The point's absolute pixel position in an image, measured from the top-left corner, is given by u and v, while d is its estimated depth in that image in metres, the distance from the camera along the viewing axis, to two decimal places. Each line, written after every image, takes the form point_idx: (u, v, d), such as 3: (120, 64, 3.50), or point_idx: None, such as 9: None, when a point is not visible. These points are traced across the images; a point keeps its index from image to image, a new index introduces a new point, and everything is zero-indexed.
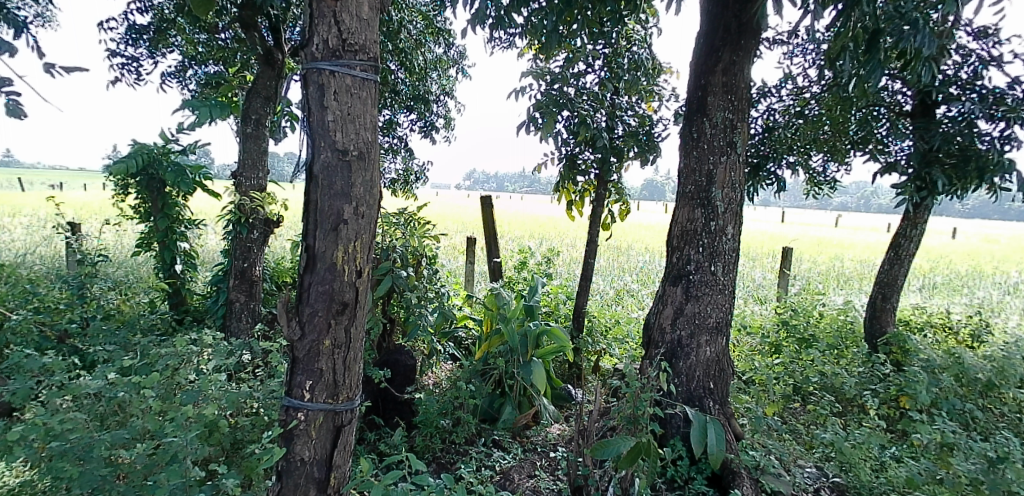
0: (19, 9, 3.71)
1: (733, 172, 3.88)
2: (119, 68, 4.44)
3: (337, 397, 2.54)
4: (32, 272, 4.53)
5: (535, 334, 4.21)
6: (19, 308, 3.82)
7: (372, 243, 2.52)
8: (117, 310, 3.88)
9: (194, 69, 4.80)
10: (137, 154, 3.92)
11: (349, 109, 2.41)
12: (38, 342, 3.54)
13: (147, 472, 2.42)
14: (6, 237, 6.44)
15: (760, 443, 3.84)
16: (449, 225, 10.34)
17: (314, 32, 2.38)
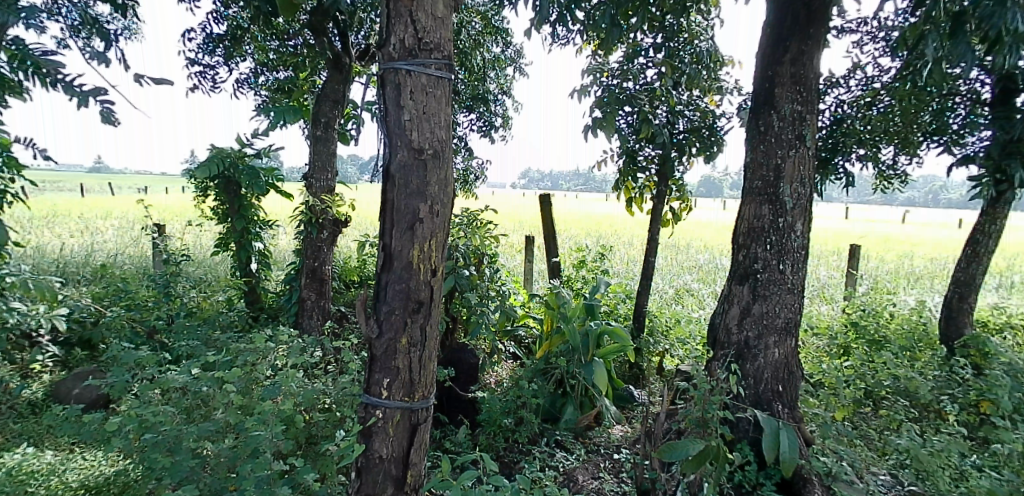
0: (107, 22, 3.91)
1: (803, 166, 3.72)
2: (198, 77, 4.57)
3: (413, 396, 2.57)
4: (122, 271, 4.77)
5: (596, 333, 4.20)
6: (110, 306, 4.03)
7: (446, 241, 2.55)
8: (197, 308, 4.00)
9: (267, 76, 4.86)
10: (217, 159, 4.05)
11: (424, 108, 2.46)
12: (130, 337, 3.73)
13: (231, 464, 2.51)
14: (98, 238, 6.81)
15: (830, 450, 3.63)
16: (506, 224, 10.35)
17: (391, 32, 2.44)
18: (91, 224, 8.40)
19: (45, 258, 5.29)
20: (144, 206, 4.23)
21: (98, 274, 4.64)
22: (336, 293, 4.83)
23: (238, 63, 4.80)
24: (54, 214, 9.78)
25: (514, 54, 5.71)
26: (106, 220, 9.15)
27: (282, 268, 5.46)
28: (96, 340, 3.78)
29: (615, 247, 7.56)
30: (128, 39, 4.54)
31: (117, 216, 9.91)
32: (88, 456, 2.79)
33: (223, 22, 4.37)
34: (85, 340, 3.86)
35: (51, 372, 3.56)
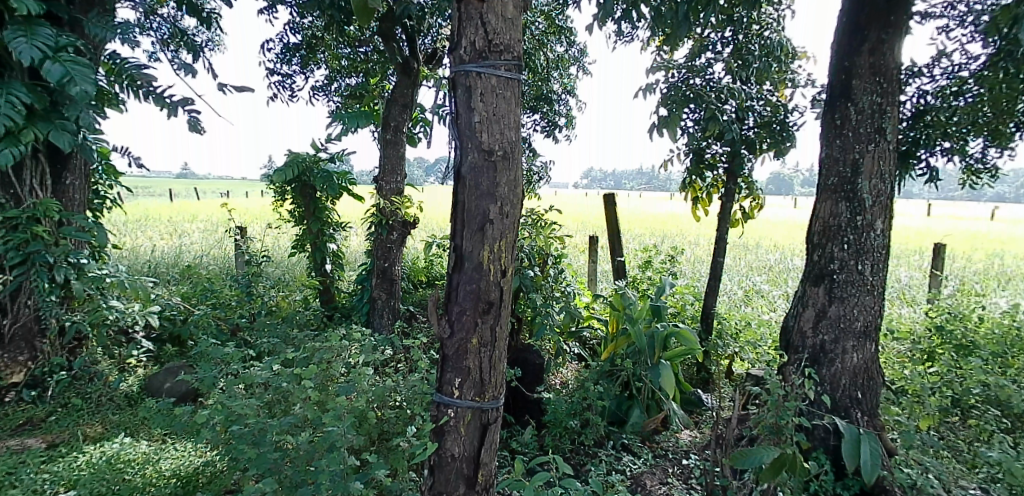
0: (193, 35, 4.15)
1: (883, 161, 3.51)
2: (276, 86, 4.75)
3: (484, 396, 2.58)
4: (209, 271, 5.05)
5: (663, 335, 4.08)
6: (198, 304, 4.26)
7: (516, 242, 2.55)
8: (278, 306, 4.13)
9: (339, 82, 4.92)
10: (294, 165, 4.20)
11: (494, 109, 2.47)
12: (217, 333, 3.94)
13: (309, 458, 2.59)
14: (187, 240, 7.24)
15: (916, 460, 3.35)
16: (569, 224, 10.31)
17: (462, 35, 2.46)
18: (180, 227, 8.96)
19: (140, 259, 5.67)
20: (227, 209, 4.44)
21: (187, 274, 4.92)
22: (404, 293, 4.93)
23: (313, 71, 4.94)
24: (149, 218, 10.50)
25: (578, 52, 5.65)
26: (193, 223, 9.73)
27: (354, 268, 5.62)
28: (187, 336, 4.00)
29: (682, 247, 7.39)
30: (214, 51, 4.78)
31: (203, 219, 10.53)
32: (180, 446, 2.95)
33: (298, 32, 4.52)
34: (175, 336, 4.09)
35: (145, 366, 3.80)
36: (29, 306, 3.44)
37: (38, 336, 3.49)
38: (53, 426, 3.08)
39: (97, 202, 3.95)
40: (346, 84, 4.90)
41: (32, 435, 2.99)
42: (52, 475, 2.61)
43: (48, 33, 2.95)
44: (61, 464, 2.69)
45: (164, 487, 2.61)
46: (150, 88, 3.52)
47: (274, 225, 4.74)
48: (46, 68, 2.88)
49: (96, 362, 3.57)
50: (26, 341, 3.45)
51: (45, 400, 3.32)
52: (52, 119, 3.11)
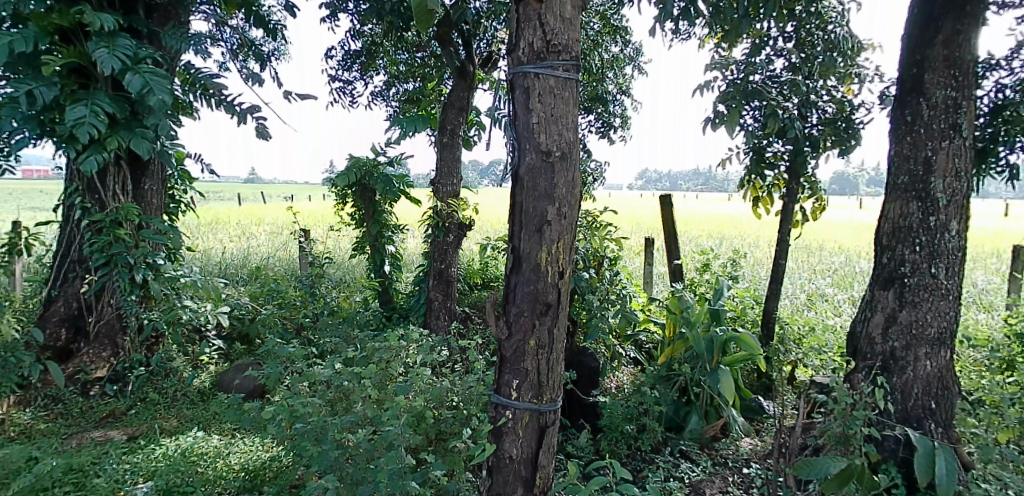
0: (261, 45, 4.33)
1: (958, 158, 3.29)
2: (338, 92, 4.89)
3: (542, 398, 2.57)
4: (275, 272, 5.25)
5: (722, 340, 3.96)
6: (265, 304, 4.43)
7: (574, 243, 2.54)
8: (339, 307, 4.23)
9: (397, 87, 5.02)
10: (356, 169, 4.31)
11: (552, 110, 2.47)
12: (282, 332, 4.09)
13: (369, 456, 2.63)
14: (254, 241, 7.55)
15: (996, 474, 3.06)
16: (624, 226, 10.20)
17: (521, 36, 2.47)
18: (248, 229, 9.36)
19: (211, 260, 5.94)
20: (291, 212, 4.60)
21: (254, 275, 5.12)
22: (460, 294, 4.98)
23: (373, 76, 5.06)
24: (220, 221, 11.02)
25: (634, 52, 5.58)
26: (260, 225, 10.15)
27: (411, 270, 5.72)
28: (254, 335, 4.17)
29: (741, 248, 7.18)
30: (279, 60, 4.97)
31: (268, 221, 10.96)
32: (248, 441, 3.06)
33: (358, 39, 4.63)
34: (243, 335, 4.25)
35: (216, 363, 3.96)
36: (112, 306, 3.64)
37: (119, 333, 3.68)
38: (134, 419, 3.26)
39: (172, 206, 4.15)
40: (404, 89, 4.98)
41: (114, 427, 3.17)
42: (132, 466, 2.72)
43: (128, 45, 3.10)
44: (140, 455, 2.82)
45: (234, 480, 2.72)
46: (221, 97, 3.70)
47: (335, 227, 4.88)
48: (127, 79, 3.04)
49: (172, 358, 3.73)
50: (109, 338, 3.65)
51: (125, 394, 3.52)
52: (133, 127, 3.29)
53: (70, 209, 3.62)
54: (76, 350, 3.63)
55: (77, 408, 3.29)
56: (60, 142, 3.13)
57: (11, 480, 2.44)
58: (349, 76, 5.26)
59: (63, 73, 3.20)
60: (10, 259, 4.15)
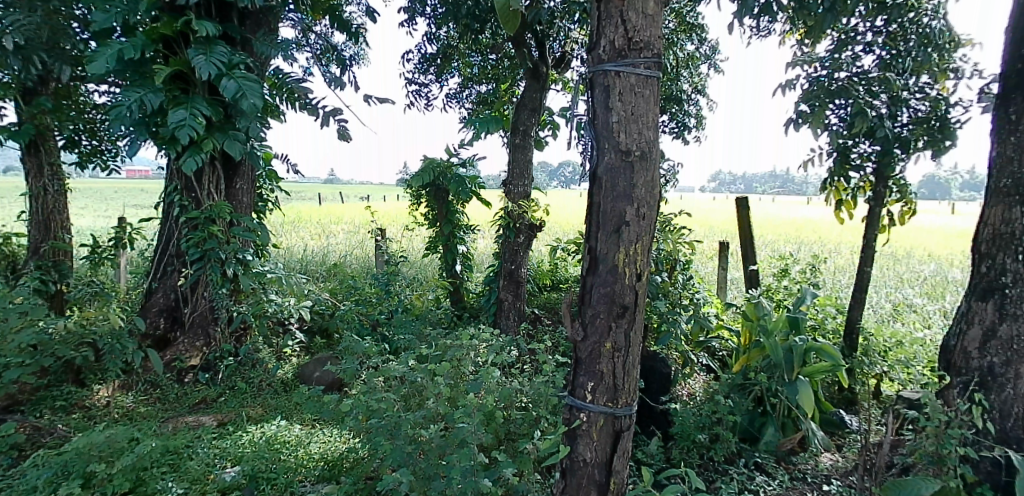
0: (342, 49, 4.48)
1: None
2: (413, 94, 4.99)
3: (617, 402, 2.53)
4: (352, 269, 5.42)
5: (802, 350, 3.78)
6: (343, 300, 4.57)
7: (652, 244, 2.48)
8: (412, 304, 4.32)
9: (470, 90, 5.10)
10: (429, 169, 4.38)
11: (632, 108, 2.43)
12: (359, 328, 4.22)
13: (441, 452, 2.66)
14: (334, 239, 7.85)
15: None
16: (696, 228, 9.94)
17: (602, 34, 2.45)
18: (328, 227, 9.78)
19: (293, 257, 6.23)
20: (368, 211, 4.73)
21: (333, 272, 5.31)
22: (529, 295, 4.98)
23: (448, 79, 5.09)
24: (303, 218, 11.58)
25: (710, 50, 5.42)
26: (339, 223, 10.58)
27: (483, 270, 5.77)
28: (333, 330, 4.31)
29: (823, 254, 6.84)
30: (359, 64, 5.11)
31: (347, 218, 11.41)
32: (327, 431, 3.16)
33: (434, 42, 4.72)
34: (323, 329, 4.41)
35: (297, 356, 4.12)
36: (205, 298, 3.86)
37: (211, 324, 3.89)
38: (223, 406, 3.43)
39: (260, 205, 4.35)
40: (476, 91, 5.08)
41: (206, 413, 3.35)
42: (222, 450, 2.86)
43: (224, 51, 3.28)
44: (228, 440, 2.96)
45: (314, 469, 2.82)
46: (306, 100, 3.85)
47: (409, 227, 4.98)
48: (222, 84, 3.22)
49: (258, 349, 3.91)
50: (202, 328, 3.86)
51: (216, 382, 3.71)
52: (227, 130, 3.47)
53: (170, 206, 3.86)
54: (172, 339, 3.84)
55: (173, 394, 3.50)
56: (162, 144, 3.34)
57: (116, 458, 2.49)
58: (424, 78, 5.37)
59: (166, 79, 3.39)
60: (116, 253, 4.50)
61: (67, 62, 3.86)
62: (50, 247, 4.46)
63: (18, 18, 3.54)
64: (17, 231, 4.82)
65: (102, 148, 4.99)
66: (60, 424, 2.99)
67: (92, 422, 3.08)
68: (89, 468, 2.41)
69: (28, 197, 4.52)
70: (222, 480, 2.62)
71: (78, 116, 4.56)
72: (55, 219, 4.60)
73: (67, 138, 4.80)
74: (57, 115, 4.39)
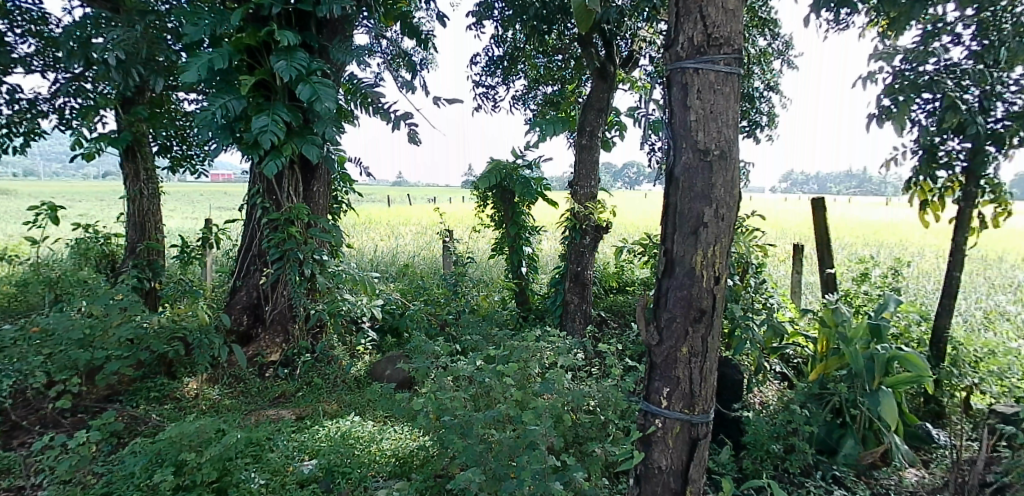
0: (412, 54, 4.58)
1: None
2: (480, 97, 5.04)
3: (694, 408, 2.47)
4: (420, 270, 5.52)
5: (885, 359, 3.57)
6: (412, 300, 4.66)
7: (731, 247, 2.41)
8: (479, 305, 4.36)
9: (536, 91, 5.11)
10: (495, 172, 4.42)
11: (712, 106, 2.37)
12: (427, 327, 4.29)
13: (511, 453, 2.65)
14: (402, 239, 8.03)
15: None
16: (765, 230, 9.59)
17: (680, 31, 2.40)
18: (396, 228, 10.03)
19: (364, 257, 6.40)
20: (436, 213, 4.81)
21: (402, 272, 5.43)
22: (596, 297, 4.93)
23: (514, 81, 5.13)
24: (374, 218, 11.91)
25: (784, 46, 5.23)
26: (407, 223, 10.83)
27: (548, 272, 5.74)
28: (402, 329, 4.40)
29: (906, 258, 6.47)
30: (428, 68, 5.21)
31: (413, 218, 11.67)
32: (398, 429, 3.21)
33: (500, 45, 4.76)
34: (394, 328, 4.49)
35: (370, 354, 4.22)
36: (285, 296, 4.00)
37: (290, 321, 4.04)
38: (301, 401, 3.55)
39: (335, 207, 4.48)
40: (542, 93, 5.09)
41: (285, 407, 3.48)
42: (300, 444, 2.96)
43: (303, 58, 3.40)
44: (306, 434, 3.06)
45: (386, 466, 2.87)
46: (378, 105, 3.95)
47: (476, 229, 5.02)
48: (300, 89, 3.34)
49: (333, 346, 4.02)
50: (281, 325, 4.02)
51: (294, 377, 3.84)
52: (305, 134, 3.60)
53: (252, 208, 4.03)
54: (254, 335, 4.00)
55: (255, 387, 3.65)
56: (245, 149, 3.49)
57: (204, 448, 2.60)
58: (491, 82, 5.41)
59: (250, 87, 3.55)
60: (203, 252, 4.76)
61: (160, 74, 4.11)
62: (144, 248, 4.74)
63: (117, 33, 3.79)
64: (116, 232, 5.17)
65: (190, 153, 5.30)
66: (154, 414, 3.17)
67: (182, 412, 3.25)
68: (181, 457, 2.54)
69: (126, 199, 4.86)
70: (300, 472, 2.72)
71: (170, 124, 4.86)
72: (150, 221, 4.95)
73: (160, 144, 5.12)
74: (152, 123, 4.69)
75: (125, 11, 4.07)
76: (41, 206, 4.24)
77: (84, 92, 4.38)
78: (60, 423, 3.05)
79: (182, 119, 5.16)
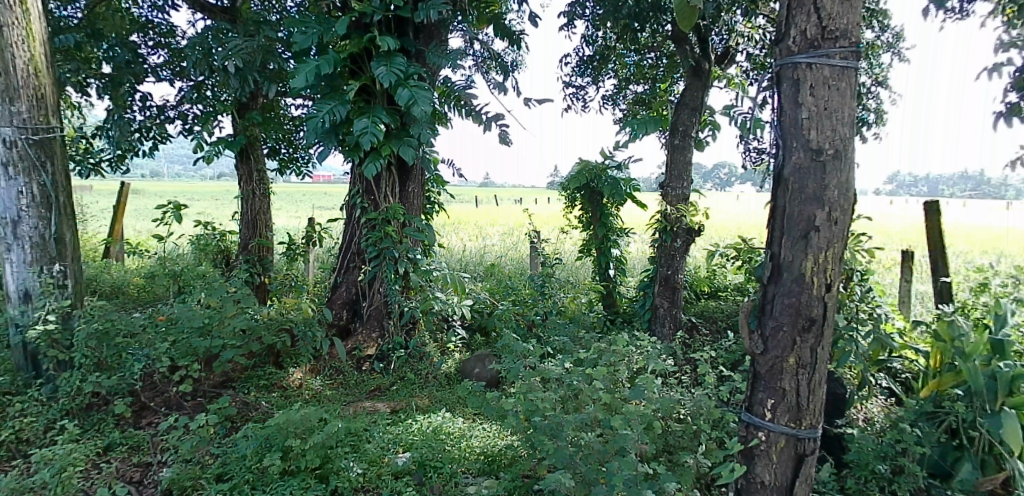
0: (505, 55, 4.66)
1: None
2: (570, 98, 5.04)
3: (800, 423, 2.37)
4: (509, 272, 5.59)
5: (1010, 377, 3.22)
6: (501, 300, 4.72)
7: (845, 253, 2.27)
8: (566, 306, 4.37)
9: (627, 91, 5.08)
10: (585, 173, 4.43)
11: (826, 103, 2.24)
12: (516, 327, 4.33)
13: (601, 457, 2.59)
14: (492, 239, 8.17)
15: None
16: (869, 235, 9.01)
17: (791, 24, 2.29)
18: (485, 228, 10.17)
19: (454, 256, 6.53)
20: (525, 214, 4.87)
21: (491, 272, 5.51)
22: (686, 302, 4.80)
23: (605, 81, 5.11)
24: (463, 218, 12.14)
25: (893, 38, 4.90)
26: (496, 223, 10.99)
27: (636, 275, 5.65)
28: (491, 328, 4.46)
29: None
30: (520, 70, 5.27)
31: (501, 218, 11.82)
32: (487, 427, 3.24)
33: (591, 44, 4.75)
34: (482, 327, 4.56)
35: (460, 352, 4.29)
36: (380, 293, 4.13)
37: (385, 317, 4.17)
38: (395, 395, 3.67)
39: (428, 207, 4.60)
40: (633, 92, 5.06)
41: (381, 400, 3.60)
42: (395, 436, 3.05)
43: (401, 62, 3.51)
44: (400, 428, 3.15)
45: (475, 464, 2.90)
46: (471, 107, 4.04)
47: (564, 230, 5.03)
48: (399, 93, 3.45)
49: (425, 343, 4.12)
50: (377, 320, 4.16)
51: (389, 371, 3.97)
52: (402, 136, 3.73)
53: (352, 208, 4.22)
54: (353, 329, 4.18)
55: (353, 380, 3.81)
56: (347, 152, 3.66)
57: (308, 435, 2.72)
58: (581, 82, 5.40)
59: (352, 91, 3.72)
60: (307, 249, 5.03)
61: (272, 80, 4.40)
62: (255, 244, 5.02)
63: (234, 43, 4.09)
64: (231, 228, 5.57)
65: (296, 155, 5.70)
66: (263, 401, 3.38)
67: (289, 401, 3.44)
68: (287, 443, 2.68)
69: (241, 199, 5.23)
70: (394, 464, 2.80)
71: (280, 127, 5.21)
72: (261, 219, 5.27)
73: (270, 147, 5.49)
74: (264, 127, 5.04)
75: (244, 23, 4.38)
76: (168, 205, 4.59)
77: (204, 100, 4.71)
78: (182, 405, 3.32)
79: (289, 123, 5.49)
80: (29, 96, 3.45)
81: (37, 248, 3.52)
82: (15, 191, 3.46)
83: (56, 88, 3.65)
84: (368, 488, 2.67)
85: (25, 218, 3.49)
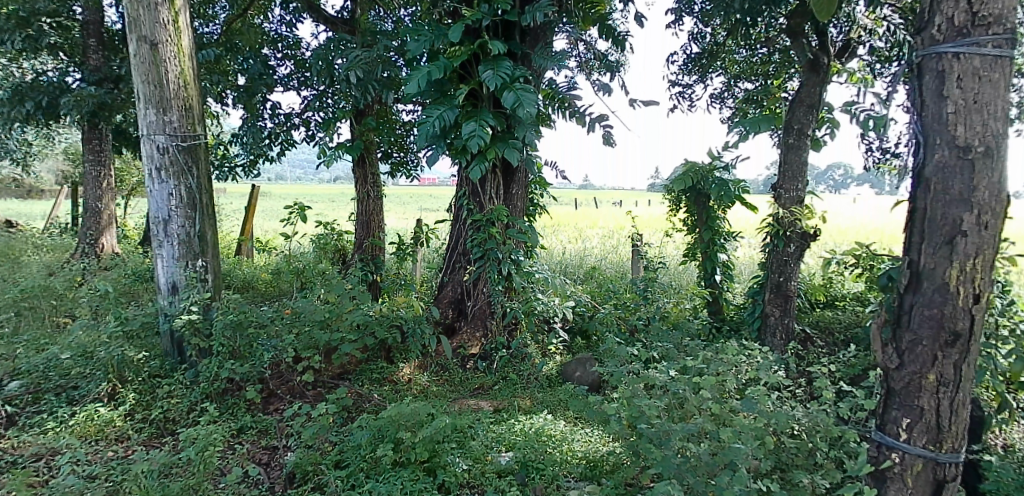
0: (609, 55, 4.63)
1: None
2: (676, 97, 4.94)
3: (941, 446, 2.18)
4: (612, 276, 5.54)
5: None
6: (602, 304, 4.68)
7: (997, 260, 2.06)
8: (670, 312, 4.27)
9: (735, 88, 4.94)
10: (691, 173, 4.30)
11: (976, 96, 2.04)
12: (618, 331, 4.29)
13: (710, 470, 2.46)
14: (599, 241, 8.18)
15: None
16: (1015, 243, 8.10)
17: (936, 12, 2.11)
18: (586, 230, 10.13)
19: (555, 258, 6.56)
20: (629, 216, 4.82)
21: (593, 276, 5.50)
22: (798, 311, 4.54)
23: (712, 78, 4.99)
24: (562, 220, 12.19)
25: None
26: (596, 225, 10.91)
27: (743, 282, 5.42)
28: (592, 332, 4.43)
29: None
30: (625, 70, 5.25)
31: (601, 221, 11.74)
32: (589, 432, 3.22)
33: (699, 41, 4.65)
34: (583, 330, 4.53)
35: (560, 354, 4.29)
36: (485, 293, 4.23)
37: (488, 317, 4.25)
38: (497, 394, 3.73)
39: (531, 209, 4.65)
40: (743, 90, 4.91)
41: (483, 398, 3.67)
42: (498, 435, 3.09)
43: (508, 66, 3.58)
44: (504, 427, 3.19)
45: (577, 467, 2.88)
46: (574, 108, 4.04)
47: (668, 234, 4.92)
48: (504, 95, 3.51)
49: (526, 344, 4.15)
50: (481, 320, 4.25)
51: (491, 370, 4.03)
52: (506, 139, 3.78)
53: (459, 209, 4.35)
54: (457, 327, 4.29)
55: (457, 377, 3.90)
56: (454, 155, 3.78)
57: (418, 429, 2.83)
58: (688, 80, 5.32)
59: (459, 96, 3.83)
60: (415, 249, 5.23)
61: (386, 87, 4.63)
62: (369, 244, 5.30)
63: (353, 53, 4.36)
64: (344, 228, 5.89)
65: (405, 159, 5.96)
66: (375, 394, 3.54)
67: (399, 394, 3.58)
68: (398, 435, 2.79)
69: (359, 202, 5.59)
70: (498, 463, 2.83)
71: (391, 130, 5.48)
72: (373, 221, 5.69)
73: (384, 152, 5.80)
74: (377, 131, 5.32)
75: (362, 34, 4.65)
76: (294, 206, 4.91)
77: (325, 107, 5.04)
78: (305, 394, 3.56)
79: (400, 129, 5.74)
80: (179, 107, 3.81)
81: (184, 245, 3.87)
82: (166, 193, 3.83)
83: (200, 99, 4.00)
84: (473, 484, 2.73)
85: (175, 217, 3.85)
